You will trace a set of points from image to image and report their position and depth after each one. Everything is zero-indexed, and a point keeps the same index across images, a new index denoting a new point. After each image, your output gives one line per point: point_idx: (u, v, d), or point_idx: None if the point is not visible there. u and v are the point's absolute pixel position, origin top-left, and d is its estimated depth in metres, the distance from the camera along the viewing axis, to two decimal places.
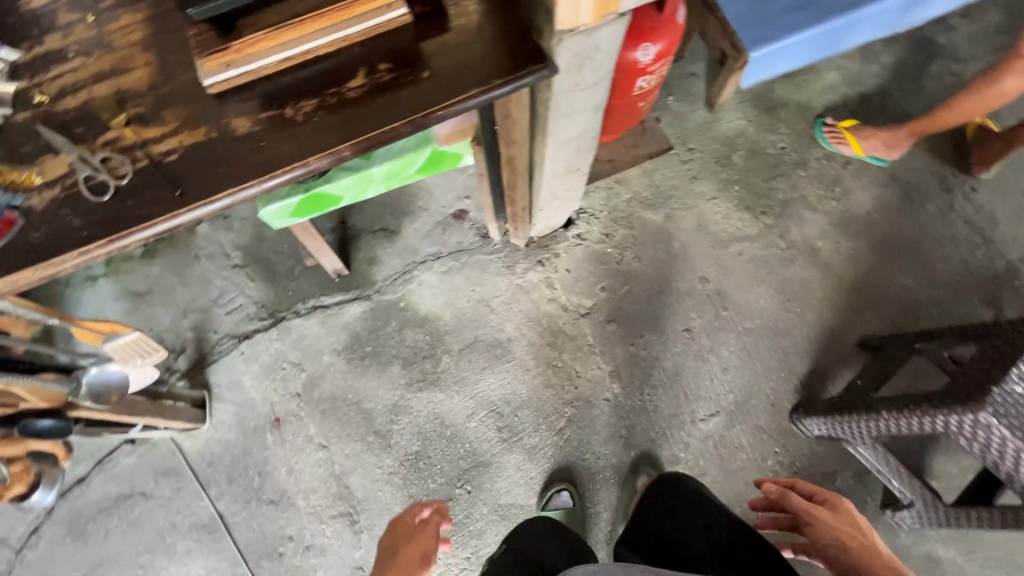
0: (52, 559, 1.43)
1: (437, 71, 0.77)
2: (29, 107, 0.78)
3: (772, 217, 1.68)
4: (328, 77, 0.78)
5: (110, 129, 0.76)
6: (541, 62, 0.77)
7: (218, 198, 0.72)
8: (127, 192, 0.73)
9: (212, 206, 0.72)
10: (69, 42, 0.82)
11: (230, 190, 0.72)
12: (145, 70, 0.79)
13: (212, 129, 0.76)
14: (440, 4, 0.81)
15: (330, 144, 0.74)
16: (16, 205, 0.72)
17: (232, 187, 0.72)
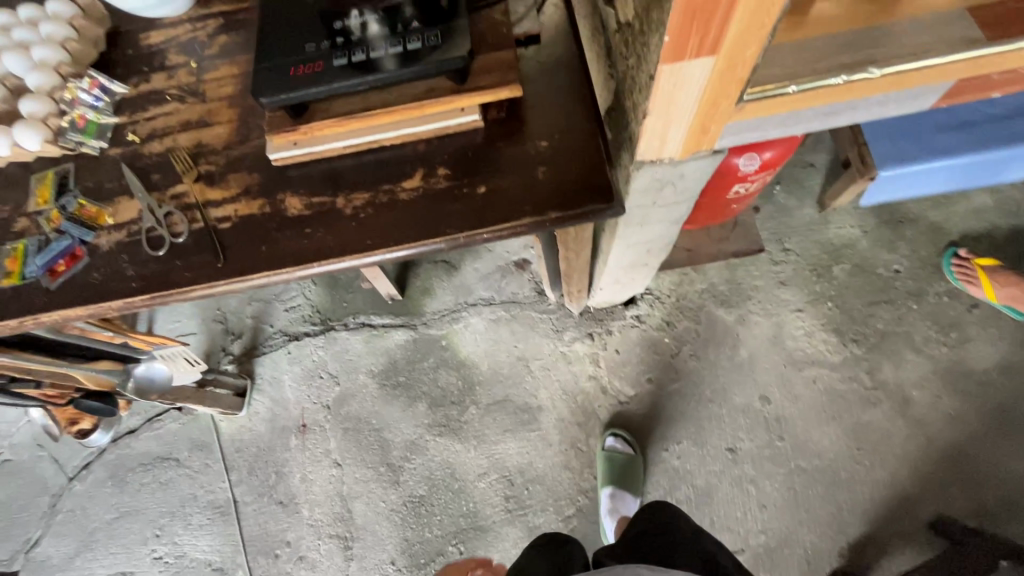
0: (92, 496, 1.60)
1: (493, 188, 0.73)
2: (121, 144, 0.84)
3: (863, 347, 1.48)
4: (387, 171, 0.76)
5: (181, 183, 0.80)
6: (605, 202, 0.70)
7: (253, 278, 0.73)
8: (178, 251, 0.75)
9: (246, 283, 0.73)
10: (170, 85, 0.87)
11: (266, 272, 0.73)
12: (226, 127, 0.82)
13: (267, 203, 0.76)
14: (516, 113, 0.76)
15: (369, 247, 0.72)
16: (87, 242, 0.78)
17: (269, 270, 0.73)
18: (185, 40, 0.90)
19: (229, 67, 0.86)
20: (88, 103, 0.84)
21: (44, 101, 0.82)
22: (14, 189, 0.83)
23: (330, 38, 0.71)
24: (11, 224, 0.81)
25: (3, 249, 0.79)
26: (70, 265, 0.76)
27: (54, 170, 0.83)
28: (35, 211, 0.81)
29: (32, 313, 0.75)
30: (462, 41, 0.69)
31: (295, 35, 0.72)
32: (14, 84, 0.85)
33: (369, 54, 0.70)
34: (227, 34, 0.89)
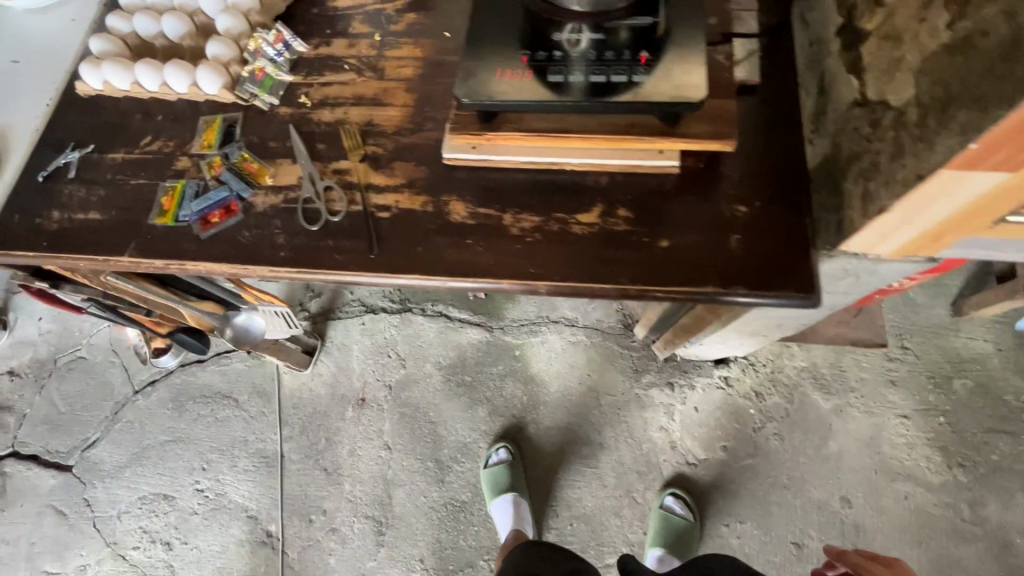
0: (151, 414, 1.65)
1: (677, 245, 0.66)
2: (292, 104, 0.82)
3: (969, 475, 1.35)
4: (562, 197, 0.70)
5: (346, 159, 0.77)
6: (802, 290, 0.62)
7: (403, 277, 0.69)
8: (332, 230, 0.73)
9: (395, 281, 0.70)
10: (349, 53, 0.84)
11: (417, 276, 0.69)
12: (400, 111, 0.79)
13: (430, 201, 0.73)
14: (716, 167, 0.69)
15: (531, 275, 0.67)
16: (243, 197, 0.76)
17: (420, 273, 0.69)
18: (372, 9, 0.86)
19: (413, 48, 0.83)
20: (270, 55, 0.82)
21: (230, 47, 0.80)
22: (181, 127, 0.83)
23: (547, 51, 0.66)
24: (172, 161, 0.80)
25: (162, 185, 0.79)
26: (223, 218, 0.75)
27: (221, 116, 0.82)
28: (198, 153, 0.80)
29: (177, 258, 0.74)
30: (691, 83, 0.63)
31: (508, 38, 0.68)
32: (202, 21, 0.85)
33: (588, 77, 0.64)
34: (416, 12, 0.85)
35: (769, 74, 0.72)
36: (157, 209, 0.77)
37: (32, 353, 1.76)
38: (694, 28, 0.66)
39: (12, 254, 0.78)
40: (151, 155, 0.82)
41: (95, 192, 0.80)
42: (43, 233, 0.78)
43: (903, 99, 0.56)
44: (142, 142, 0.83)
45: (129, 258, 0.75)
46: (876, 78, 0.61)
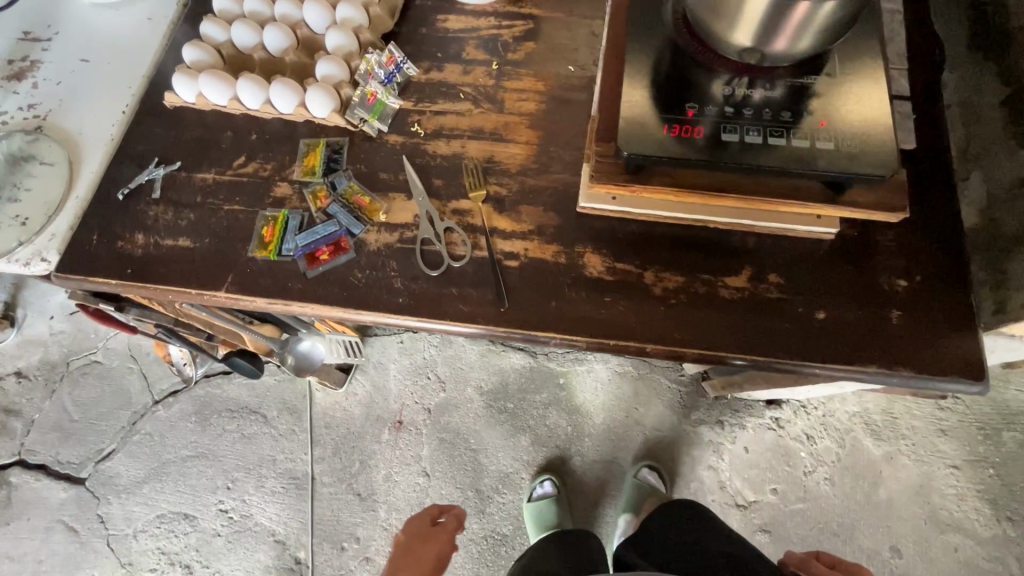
0: (173, 427, 1.56)
1: (835, 317, 0.63)
2: (403, 133, 0.76)
3: (1017, 529, 1.34)
4: (708, 257, 0.66)
5: (466, 199, 0.71)
6: (971, 375, 0.60)
7: (536, 335, 0.65)
8: (455, 277, 0.67)
9: (526, 338, 0.65)
10: (464, 81, 0.79)
11: (552, 334, 0.64)
12: (524, 149, 0.74)
13: (562, 252, 0.68)
14: (872, 235, 0.65)
15: (678, 342, 0.63)
16: (353, 233, 0.70)
17: (555, 332, 0.64)
18: (486, 35, 0.81)
19: (534, 80, 0.78)
20: (381, 78, 0.76)
21: (341, 68, 0.75)
22: (279, 149, 0.76)
23: (718, 106, 0.61)
24: (271, 187, 0.74)
25: (261, 213, 0.72)
26: (332, 255, 0.69)
27: (325, 140, 0.76)
28: (299, 180, 0.74)
29: (282, 297, 0.68)
30: (877, 154, 0.58)
31: (670, 86, 0.63)
32: (305, 36, 0.79)
33: (766, 138, 0.59)
34: (535, 41, 0.80)
35: (926, 139, 0.69)
36: (256, 240, 0.71)
37: (42, 355, 1.65)
38: (871, 90, 0.61)
39: (92, 279, 0.71)
40: (246, 178, 0.75)
41: (184, 216, 0.73)
42: (126, 259, 0.72)
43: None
44: (235, 163, 0.76)
45: (227, 294, 0.69)
46: None
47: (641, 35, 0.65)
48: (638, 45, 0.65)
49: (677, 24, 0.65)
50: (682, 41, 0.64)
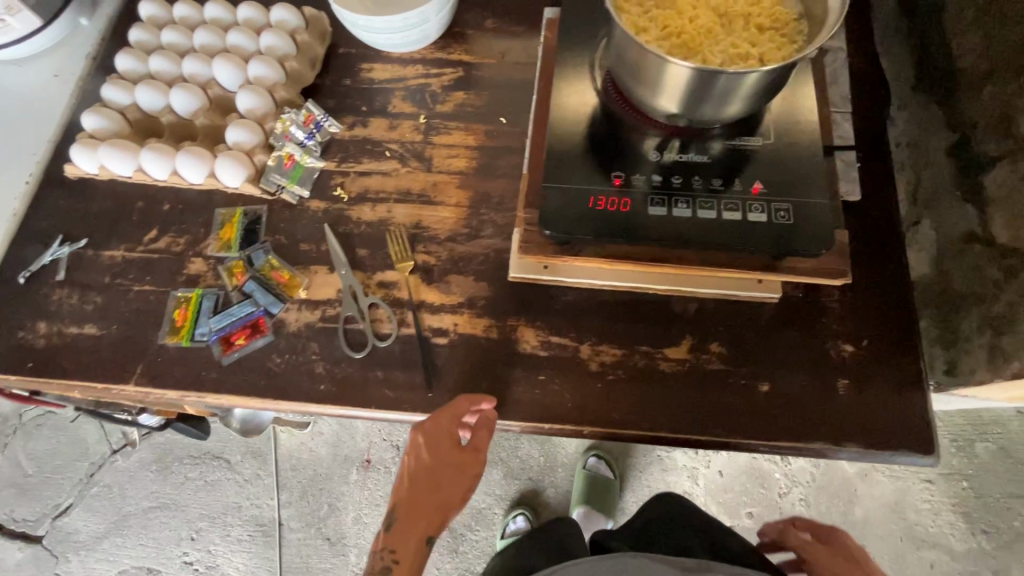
0: (133, 477, 1.50)
1: (780, 389, 0.59)
2: (325, 197, 0.71)
3: (993, 542, 1.33)
4: (647, 328, 0.62)
5: (393, 270, 0.67)
6: (920, 448, 0.57)
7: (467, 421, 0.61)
8: (380, 358, 0.63)
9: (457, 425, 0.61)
10: (390, 137, 0.74)
11: (485, 419, 0.60)
12: (454, 212, 0.69)
13: (494, 326, 0.64)
14: (818, 296, 0.62)
15: (616, 423, 0.59)
16: (272, 312, 0.66)
17: (487, 417, 0.60)
18: (413, 85, 0.77)
19: (465, 134, 0.73)
20: (299, 139, 0.72)
21: (254, 132, 0.70)
22: (192, 221, 0.71)
23: (646, 175, 0.57)
24: (184, 264, 0.69)
25: (173, 293, 0.68)
26: (249, 338, 0.64)
27: (241, 209, 0.71)
28: (214, 255, 0.69)
29: (195, 389, 0.63)
30: (817, 223, 0.54)
31: (596, 153, 0.59)
32: (218, 95, 0.74)
33: (696, 211, 0.55)
34: (465, 90, 0.76)
35: (870, 190, 0.66)
36: (167, 324, 0.66)
37: None
38: (809, 149, 0.58)
39: None
40: (158, 254, 0.70)
41: (90, 300, 0.68)
42: (29, 350, 0.67)
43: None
44: (146, 238, 0.71)
45: (137, 387, 0.64)
46: (1008, 221, 0.56)
47: (567, 99, 0.62)
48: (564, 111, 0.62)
49: (606, 86, 0.62)
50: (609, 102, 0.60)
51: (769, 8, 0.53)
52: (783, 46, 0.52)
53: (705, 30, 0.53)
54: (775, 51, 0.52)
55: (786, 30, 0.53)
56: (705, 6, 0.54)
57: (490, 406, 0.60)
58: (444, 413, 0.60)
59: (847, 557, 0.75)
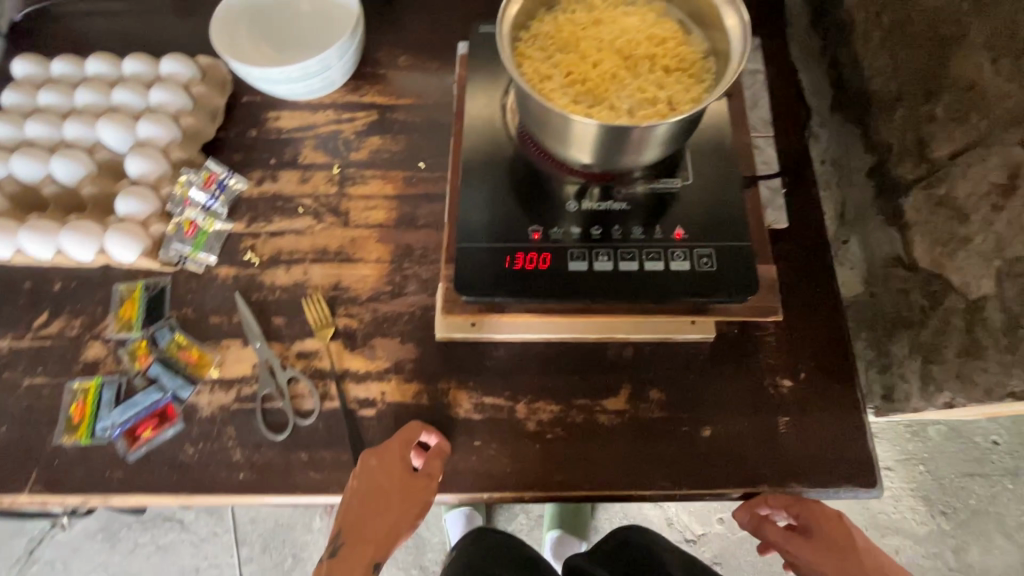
0: (76, 549, 1.39)
1: (721, 433, 0.58)
2: (234, 263, 0.66)
3: (952, 522, 1.29)
4: (584, 380, 0.60)
5: (312, 338, 0.62)
6: (863, 482, 0.56)
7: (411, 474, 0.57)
8: (304, 438, 0.59)
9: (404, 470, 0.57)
10: (303, 191, 0.69)
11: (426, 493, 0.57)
12: (375, 268, 0.65)
13: (424, 391, 0.60)
14: (753, 332, 0.61)
15: (557, 485, 0.57)
16: (181, 396, 0.60)
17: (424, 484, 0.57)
18: (325, 132, 0.72)
19: (383, 182, 0.69)
20: (200, 202, 0.66)
21: (148, 200, 0.64)
22: (87, 300, 0.65)
23: (564, 228, 0.55)
24: (80, 349, 0.63)
25: (69, 385, 0.61)
26: (157, 429, 0.59)
27: (142, 283, 0.65)
28: (114, 337, 0.63)
29: (98, 492, 0.58)
30: (741, 266, 0.52)
31: (513, 208, 0.56)
32: (106, 158, 0.67)
33: (618, 263, 0.52)
34: (381, 134, 0.72)
35: (797, 217, 0.65)
36: (64, 421, 0.60)
37: None
38: (729, 188, 0.56)
39: None
40: (49, 341, 0.63)
41: None
42: None
43: (973, 284, 0.51)
44: (35, 323, 0.64)
45: (31, 496, 0.58)
46: (928, 245, 0.55)
47: (484, 151, 0.60)
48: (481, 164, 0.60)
49: (523, 141, 0.60)
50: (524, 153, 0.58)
51: (673, 48, 0.51)
52: (691, 86, 0.50)
53: (610, 75, 0.50)
54: (683, 93, 0.50)
55: (693, 70, 0.51)
56: (608, 50, 0.51)
57: (439, 437, 0.58)
58: (394, 441, 0.57)
59: (833, 545, 0.56)
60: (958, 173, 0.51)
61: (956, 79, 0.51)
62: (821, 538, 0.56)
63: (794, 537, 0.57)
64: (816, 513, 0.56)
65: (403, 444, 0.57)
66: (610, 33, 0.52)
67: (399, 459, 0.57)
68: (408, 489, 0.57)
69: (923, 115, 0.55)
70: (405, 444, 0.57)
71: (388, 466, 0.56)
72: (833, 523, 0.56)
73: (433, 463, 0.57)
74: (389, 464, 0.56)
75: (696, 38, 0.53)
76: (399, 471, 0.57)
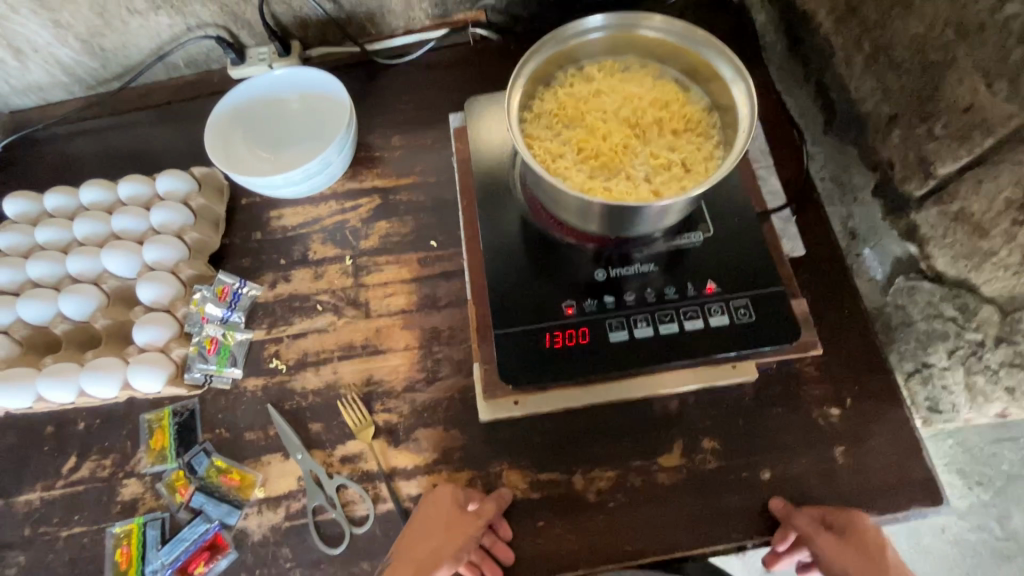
0: None
1: (782, 474, 0.57)
2: (261, 373, 0.65)
3: (991, 492, 1.20)
4: (637, 440, 0.59)
5: (354, 440, 0.61)
6: (932, 502, 0.56)
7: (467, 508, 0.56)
8: (363, 547, 0.57)
9: (457, 501, 0.56)
10: (319, 288, 0.68)
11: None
12: (405, 356, 0.64)
13: (477, 477, 0.59)
14: (792, 365, 0.61)
15: (630, 555, 0.55)
16: (230, 522, 0.58)
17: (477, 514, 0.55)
18: (330, 224, 0.71)
19: (398, 266, 0.69)
20: (217, 317, 0.65)
21: (168, 325, 0.63)
22: (115, 436, 0.63)
23: (597, 298, 0.55)
24: (115, 489, 0.61)
25: (110, 529, 0.59)
26: (209, 563, 0.57)
27: (169, 409, 0.63)
28: (149, 471, 0.61)
29: None
30: (778, 312, 0.53)
31: (543, 285, 0.57)
32: (115, 287, 0.66)
33: (658, 327, 0.53)
34: (387, 217, 0.71)
35: (813, 243, 0.66)
36: (110, 569, 0.57)
37: None
38: (748, 234, 0.58)
39: None
40: (82, 485, 0.61)
41: (12, 561, 0.59)
42: None
43: (1006, 293, 0.53)
44: (64, 469, 0.62)
45: None
46: (950, 258, 0.56)
47: (501, 230, 0.60)
48: (498, 246, 0.60)
49: (539, 215, 0.61)
50: (544, 231, 0.60)
51: (678, 109, 0.52)
52: (702, 145, 0.51)
53: (621, 146, 0.51)
54: (696, 153, 0.50)
55: (700, 128, 0.52)
56: (615, 120, 0.52)
57: (505, 488, 0.58)
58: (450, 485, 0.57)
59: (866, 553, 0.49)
60: (970, 189, 0.52)
61: (953, 101, 0.52)
62: (855, 542, 0.51)
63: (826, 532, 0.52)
64: (856, 521, 0.52)
65: (453, 489, 0.56)
66: (614, 103, 0.53)
67: (450, 497, 0.56)
68: (452, 524, 0.54)
69: (922, 135, 0.56)
70: (458, 487, 0.57)
71: (440, 503, 0.56)
72: (870, 535, 0.51)
73: (488, 504, 0.56)
74: (440, 504, 0.55)
75: (695, 94, 0.54)
76: (449, 506, 0.55)
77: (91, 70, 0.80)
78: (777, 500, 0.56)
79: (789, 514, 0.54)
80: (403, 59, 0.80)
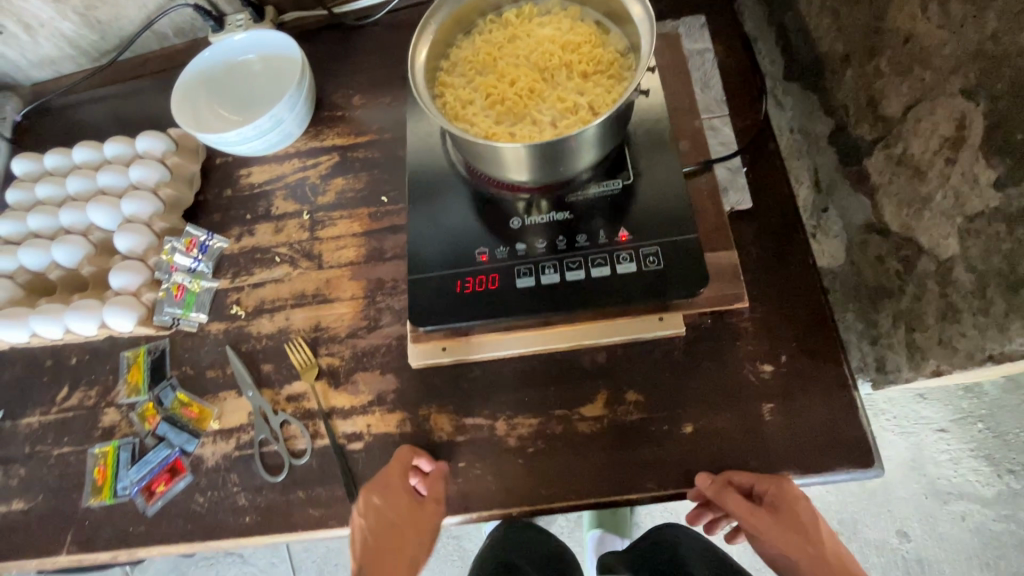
0: None
1: (703, 429, 0.56)
2: (223, 319, 0.70)
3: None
4: (561, 390, 0.60)
5: (299, 381, 0.65)
6: (859, 464, 0.53)
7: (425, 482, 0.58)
8: (300, 477, 0.62)
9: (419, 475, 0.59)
10: (278, 241, 0.72)
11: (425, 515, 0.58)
12: (351, 306, 0.68)
13: (407, 418, 0.62)
14: (727, 320, 0.59)
15: (543, 499, 0.57)
16: (189, 450, 0.64)
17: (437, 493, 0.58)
18: (292, 180, 0.75)
19: (350, 220, 0.72)
20: (185, 267, 0.71)
21: (139, 272, 0.69)
22: (99, 370, 0.70)
23: (510, 246, 0.56)
24: (97, 416, 0.68)
25: (91, 450, 0.67)
26: (169, 483, 0.63)
27: (144, 348, 0.70)
28: (125, 402, 0.68)
29: (125, 545, 0.63)
30: (690, 263, 0.53)
31: (461, 232, 0.58)
32: (101, 237, 0.73)
33: (564, 273, 0.54)
34: (344, 174, 0.74)
35: (762, 195, 0.63)
36: (90, 485, 0.65)
37: None
38: (673, 184, 0.57)
39: None
40: (70, 412, 0.69)
41: (14, 473, 0.68)
42: None
43: None
44: (57, 398, 0.70)
45: (69, 556, 0.63)
46: (895, 207, 0.52)
47: (432, 181, 0.62)
48: (429, 194, 0.62)
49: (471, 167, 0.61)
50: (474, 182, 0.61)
51: (589, 51, 0.51)
52: (611, 87, 0.50)
53: (527, 91, 0.50)
54: (604, 95, 0.49)
55: (612, 70, 0.50)
56: (525, 65, 0.52)
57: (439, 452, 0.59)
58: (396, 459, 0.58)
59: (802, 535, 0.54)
60: (911, 130, 0.48)
61: (896, 33, 0.48)
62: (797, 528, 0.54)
63: (759, 513, 0.53)
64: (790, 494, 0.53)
65: (404, 464, 0.58)
66: (526, 47, 0.52)
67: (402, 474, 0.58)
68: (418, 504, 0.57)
69: (871, 73, 0.52)
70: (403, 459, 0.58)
71: (394, 486, 0.57)
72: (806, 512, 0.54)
73: (437, 469, 0.58)
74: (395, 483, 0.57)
75: (614, 36, 0.53)
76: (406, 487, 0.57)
77: (92, 41, 0.87)
78: (706, 479, 0.54)
79: (719, 491, 0.53)
80: (368, 19, 0.82)
